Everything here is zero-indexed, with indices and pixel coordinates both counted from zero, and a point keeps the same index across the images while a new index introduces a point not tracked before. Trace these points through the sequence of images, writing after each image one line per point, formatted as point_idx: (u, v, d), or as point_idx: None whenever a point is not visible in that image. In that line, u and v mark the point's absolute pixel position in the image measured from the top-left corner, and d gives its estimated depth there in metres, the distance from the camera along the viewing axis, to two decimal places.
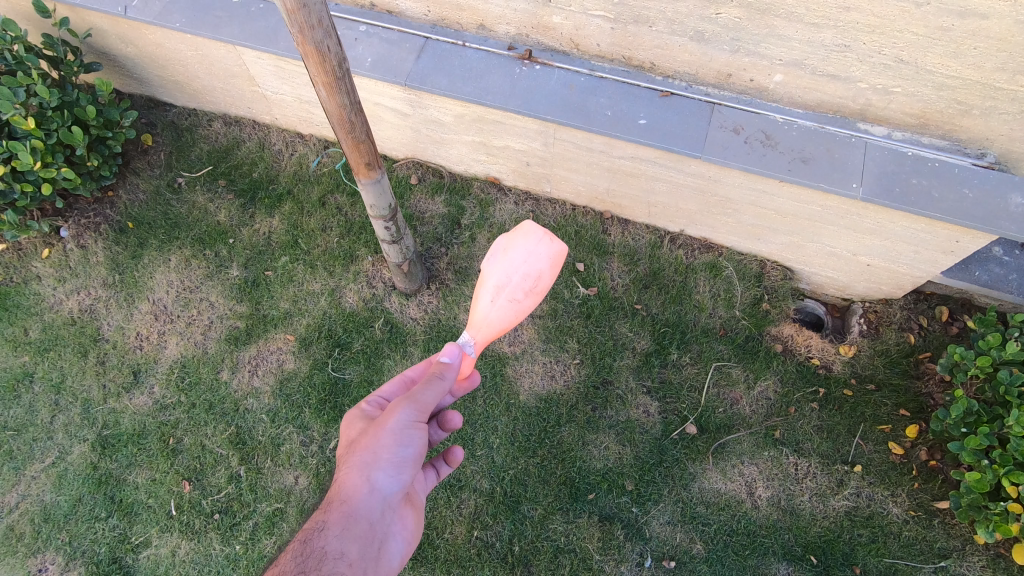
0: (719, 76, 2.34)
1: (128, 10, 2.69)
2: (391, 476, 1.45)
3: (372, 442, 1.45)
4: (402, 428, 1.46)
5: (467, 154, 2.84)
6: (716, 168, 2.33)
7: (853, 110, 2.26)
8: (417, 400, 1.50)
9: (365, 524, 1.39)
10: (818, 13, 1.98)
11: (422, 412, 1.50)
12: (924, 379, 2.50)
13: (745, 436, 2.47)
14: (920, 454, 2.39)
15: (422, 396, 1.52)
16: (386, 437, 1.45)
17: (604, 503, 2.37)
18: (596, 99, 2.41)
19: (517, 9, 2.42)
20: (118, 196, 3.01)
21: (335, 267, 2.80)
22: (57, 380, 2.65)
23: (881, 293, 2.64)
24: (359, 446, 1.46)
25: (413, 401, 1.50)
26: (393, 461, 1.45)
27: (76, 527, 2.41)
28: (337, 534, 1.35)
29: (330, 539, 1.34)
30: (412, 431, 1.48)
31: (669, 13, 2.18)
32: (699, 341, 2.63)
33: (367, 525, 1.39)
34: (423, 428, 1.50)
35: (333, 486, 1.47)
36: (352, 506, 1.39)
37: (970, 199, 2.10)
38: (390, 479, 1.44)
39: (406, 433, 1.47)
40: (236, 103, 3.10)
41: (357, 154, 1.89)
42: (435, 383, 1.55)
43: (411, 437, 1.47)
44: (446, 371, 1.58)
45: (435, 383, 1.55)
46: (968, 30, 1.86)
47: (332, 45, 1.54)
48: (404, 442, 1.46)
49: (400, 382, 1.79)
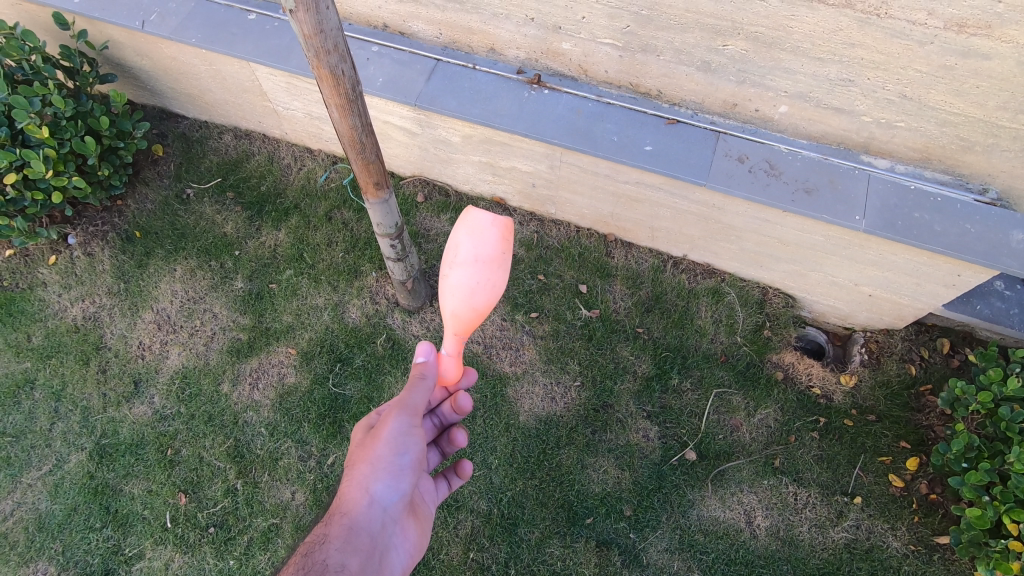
0: (725, 105, 2.38)
1: (146, 25, 2.74)
2: (389, 486, 1.47)
3: (370, 453, 1.47)
4: (398, 435, 1.50)
5: (474, 174, 2.87)
6: (720, 195, 2.35)
7: (856, 142, 2.28)
8: (408, 406, 1.55)
9: (366, 536, 1.40)
10: (823, 48, 2.02)
11: (416, 418, 1.55)
12: (925, 412, 2.50)
13: (745, 464, 2.46)
14: (921, 487, 2.37)
15: (411, 400, 1.57)
16: (382, 446, 1.49)
17: (601, 527, 2.35)
18: (603, 124, 2.45)
19: (527, 34, 2.46)
20: (126, 205, 3.04)
21: (339, 282, 2.82)
22: (58, 388, 2.65)
23: (882, 324, 2.65)
24: (358, 459, 1.49)
25: (404, 407, 1.54)
26: (390, 469, 1.48)
27: (70, 537, 2.39)
28: (339, 547, 1.36)
29: (332, 551, 1.34)
30: (408, 438, 1.52)
31: (677, 43, 2.22)
32: (700, 366, 2.63)
33: (368, 536, 1.41)
34: (418, 435, 1.54)
35: (334, 501, 1.49)
36: (352, 518, 1.41)
37: (972, 234, 2.12)
38: (389, 490, 1.47)
39: (403, 440, 1.51)
40: (246, 117, 3.14)
41: (366, 174, 1.91)
42: (419, 385, 1.60)
43: (408, 444, 1.51)
44: (425, 370, 1.63)
45: (420, 384, 1.60)
46: (971, 70, 1.89)
47: (347, 70, 1.57)
48: (401, 449, 1.50)
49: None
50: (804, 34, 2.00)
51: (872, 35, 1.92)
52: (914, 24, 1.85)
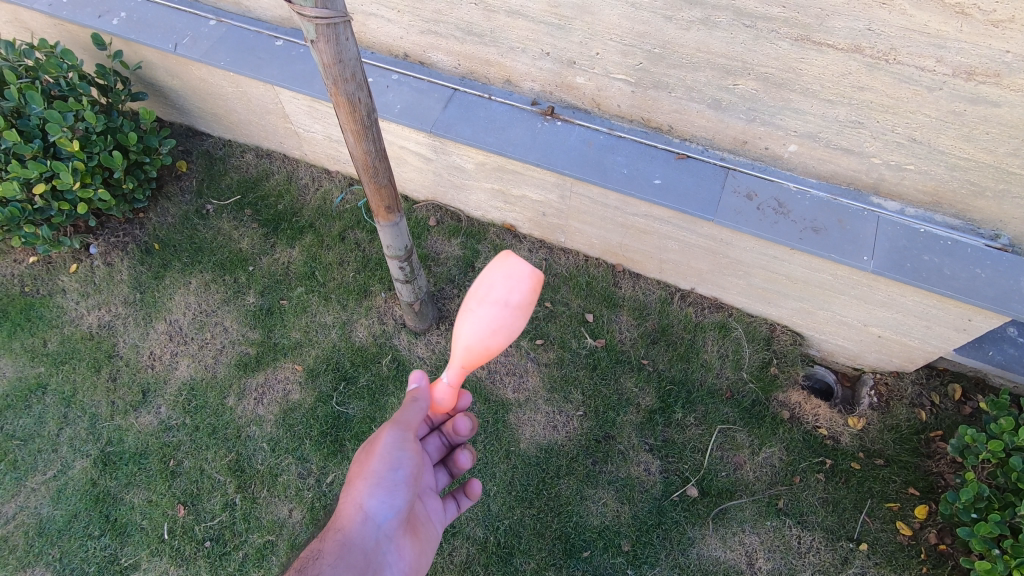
0: (735, 142, 2.40)
1: (178, 48, 2.87)
2: (384, 501, 1.51)
3: (362, 468, 1.52)
4: (391, 450, 1.55)
5: (485, 201, 2.92)
6: (728, 231, 2.37)
7: (866, 183, 2.29)
8: (403, 421, 1.58)
9: (360, 553, 1.41)
10: (833, 91, 2.05)
11: (408, 432, 1.58)
12: (935, 458, 2.44)
13: (747, 503, 2.42)
14: (930, 537, 2.30)
15: (407, 415, 1.59)
16: (375, 461, 1.53)
17: (598, 562, 2.31)
18: (613, 157, 2.49)
19: (543, 68, 2.52)
20: (148, 217, 3.13)
21: (348, 301, 2.85)
22: (69, 393, 2.70)
23: (892, 366, 2.61)
24: (352, 476, 1.54)
25: (397, 425, 1.59)
26: (382, 486, 1.51)
27: (68, 544, 2.41)
28: (332, 562, 1.36)
29: (325, 565, 1.34)
30: (400, 453, 1.56)
31: (688, 81, 2.27)
32: (704, 401, 2.60)
33: (362, 553, 1.41)
34: (410, 449, 1.58)
35: (330, 520, 1.51)
36: (346, 535, 1.43)
37: (982, 279, 2.10)
38: (382, 506, 1.50)
39: (396, 455, 1.55)
40: (269, 137, 3.24)
41: (378, 197, 1.96)
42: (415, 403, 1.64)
43: (402, 459, 1.56)
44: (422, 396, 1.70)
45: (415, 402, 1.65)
46: (980, 116, 1.90)
47: (363, 98, 1.63)
48: (393, 464, 1.54)
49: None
50: (813, 76, 2.04)
51: (881, 79, 1.95)
52: (922, 70, 1.87)
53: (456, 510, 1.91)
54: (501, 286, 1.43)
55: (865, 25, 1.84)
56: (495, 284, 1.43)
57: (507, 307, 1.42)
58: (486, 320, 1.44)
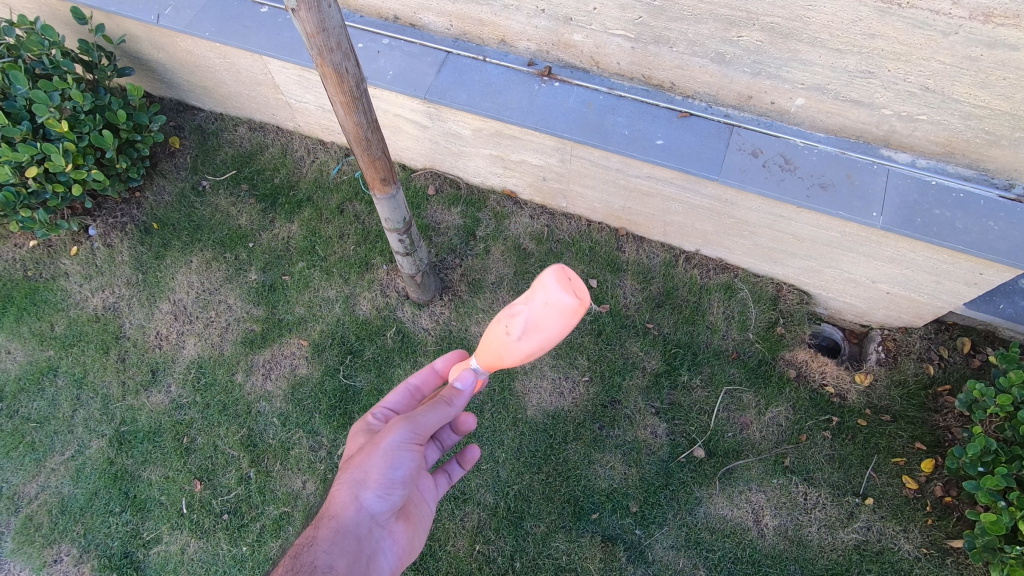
0: (740, 97, 2.33)
1: (161, 19, 2.77)
2: (379, 497, 1.49)
3: (364, 462, 1.48)
4: (395, 449, 1.50)
5: (485, 167, 2.85)
6: (733, 190, 2.31)
7: (876, 136, 2.22)
8: (413, 419, 1.53)
9: (352, 540, 1.45)
10: (842, 39, 1.95)
11: (417, 433, 1.53)
12: (943, 413, 2.44)
13: (754, 463, 2.44)
14: (936, 490, 2.32)
15: (417, 414, 1.55)
16: (378, 458, 1.48)
17: (607, 523, 2.35)
18: (614, 118, 2.41)
19: (538, 26, 2.43)
20: (144, 196, 3.10)
21: (350, 275, 2.84)
22: (80, 375, 2.73)
23: (901, 322, 2.58)
24: (351, 464, 1.51)
25: (410, 422, 1.52)
26: (383, 482, 1.49)
27: (91, 520, 2.47)
28: (326, 549, 1.41)
29: (320, 553, 1.40)
30: (405, 453, 1.51)
31: (690, 34, 2.17)
32: (711, 363, 2.60)
33: (354, 540, 1.46)
34: (416, 452, 1.52)
35: (325, 500, 1.52)
36: (340, 521, 1.46)
37: (994, 232, 2.05)
38: (378, 500, 1.49)
39: (400, 454, 1.50)
40: (261, 109, 3.17)
41: (372, 170, 1.91)
42: (439, 407, 1.57)
43: (404, 461, 1.50)
44: (454, 397, 1.58)
45: (437, 406, 1.56)
46: (997, 61, 1.81)
47: (351, 67, 1.57)
48: (396, 463, 1.50)
49: (406, 391, 1.89)
50: (821, 24, 1.94)
51: (893, 26, 1.85)
52: (937, 13, 1.77)
53: (448, 482, 1.96)
54: (530, 306, 1.37)
55: None
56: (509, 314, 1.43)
57: (519, 328, 1.40)
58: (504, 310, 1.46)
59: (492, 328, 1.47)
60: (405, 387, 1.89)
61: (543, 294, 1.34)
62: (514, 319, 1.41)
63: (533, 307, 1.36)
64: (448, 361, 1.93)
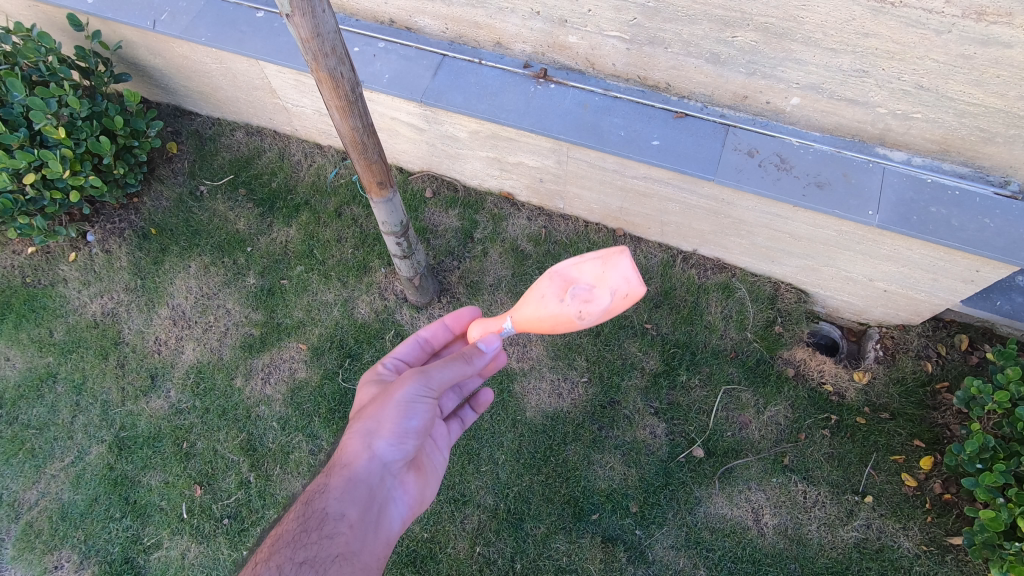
0: (735, 97, 2.33)
1: (157, 24, 2.78)
2: (392, 447, 1.51)
3: (376, 412, 1.51)
4: (407, 402, 1.51)
5: (481, 169, 2.86)
6: (729, 190, 2.31)
7: (871, 134, 2.23)
8: (428, 371, 1.53)
9: (365, 488, 1.49)
10: (836, 39, 1.96)
11: (432, 386, 1.53)
12: (941, 410, 2.45)
13: (753, 462, 2.44)
14: (935, 487, 2.32)
15: (434, 368, 1.55)
16: (390, 409, 1.51)
17: (607, 523, 2.36)
18: (610, 119, 2.42)
19: (534, 28, 2.43)
20: (142, 202, 3.10)
21: (348, 278, 2.84)
22: (79, 381, 2.73)
23: (898, 319, 2.59)
24: (364, 415, 1.54)
25: (423, 375, 1.52)
26: (396, 432, 1.51)
27: (92, 526, 2.47)
28: (338, 496, 1.46)
29: (332, 501, 1.45)
30: (418, 405, 1.52)
31: (685, 35, 2.18)
32: (709, 362, 2.61)
33: (366, 489, 1.49)
34: (429, 404, 1.53)
35: (338, 448, 1.56)
36: (353, 470, 1.49)
37: (991, 230, 2.06)
38: (391, 450, 1.51)
39: (413, 406, 1.51)
40: (257, 114, 3.17)
41: (369, 174, 1.92)
42: (454, 363, 1.56)
43: (418, 411, 1.52)
44: (473, 356, 1.57)
45: (453, 362, 1.56)
46: (990, 59, 1.82)
47: (346, 72, 1.57)
48: (409, 414, 1.51)
49: (416, 343, 1.93)
50: (816, 24, 1.95)
51: (886, 25, 1.86)
52: (930, 12, 1.78)
53: (461, 427, 1.98)
54: (604, 286, 1.53)
55: None
56: (580, 300, 1.55)
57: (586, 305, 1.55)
58: (565, 291, 1.57)
59: (556, 308, 1.57)
60: (415, 339, 1.92)
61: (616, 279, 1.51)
62: (589, 302, 1.54)
63: (605, 289, 1.52)
64: (457, 318, 1.97)
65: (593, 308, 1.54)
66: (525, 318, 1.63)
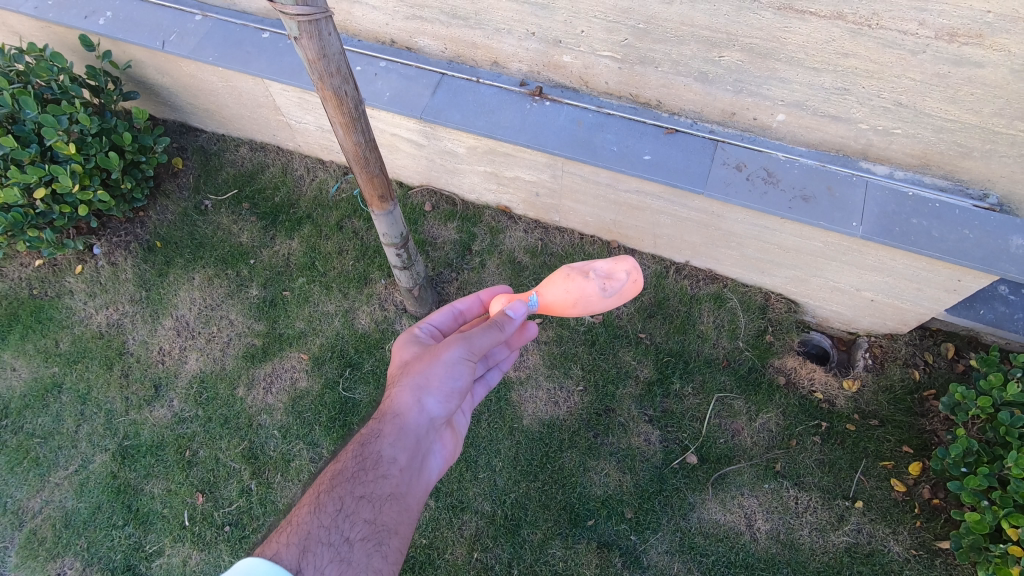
0: (724, 114, 2.42)
1: (166, 45, 2.88)
2: (438, 402, 1.54)
3: (426, 368, 1.53)
4: (455, 362, 1.54)
5: (479, 184, 2.94)
6: (718, 203, 2.39)
7: (854, 149, 2.31)
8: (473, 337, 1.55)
9: (413, 439, 1.51)
10: (817, 58, 2.05)
11: (476, 351, 1.56)
12: (929, 416, 2.50)
13: (746, 468, 2.49)
14: (924, 492, 2.37)
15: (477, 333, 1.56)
16: (439, 367, 1.54)
17: (603, 529, 2.39)
18: (603, 135, 2.51)
19: (529, 48, 2.53)
20: (148, 216, 3.17)
21: (349, 289, 2.91)
22: (84, 391, 2.78)
23: (886, 328, 2.65)
24: (412, 369, 1.55)
25: (469, 340, 1.54)
26: (442, 389, 1.54)
27: (94, 534, 2.51)
28: (390, 443, 1.47)
29: (385, 447, 1.46)
30: (463, 366, 1.55)
31: (674, 55, 2.27)
32: (701, 371, 2.66)
33: (415, 439, 1.51)
34: (473, 366, 1.57)
35: (386, 397, 1.57)
36: (403, 420, 1.50)
37: (970, 240, 2.13)
38: (436, 405, 1.54)
39: (458, 367, 1.55)
40: (262, 130, 3.26)
41: (371, 187, 1.99)
42: (492, 328, 1.58)
43: (462, 371, 1.56)
44: (504, 322, 1.60)
45: (490, 329, 1.57)
46: (964, 77, 1.91)
47: (350, 90, 1.65)
48: (455, 374, 1.55)
49: (450, 312, 1.92)
50: (798, 44, 2.04)
51: (864, 45, 1.95)
52: (905, 34, 1.87)
53: (485, 391, 1.99)
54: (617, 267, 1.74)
55: None
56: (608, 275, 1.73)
57: (604, 281, 1.72)
58: (586, 272, 1.74)
59: (579, 285, 1.72)
60: (450, 308, 1.91)
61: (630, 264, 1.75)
62: (611, 281, 1.72)
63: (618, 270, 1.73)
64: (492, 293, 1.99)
65: (609, 285, 1.72)
66: (554, 297, 1.75)
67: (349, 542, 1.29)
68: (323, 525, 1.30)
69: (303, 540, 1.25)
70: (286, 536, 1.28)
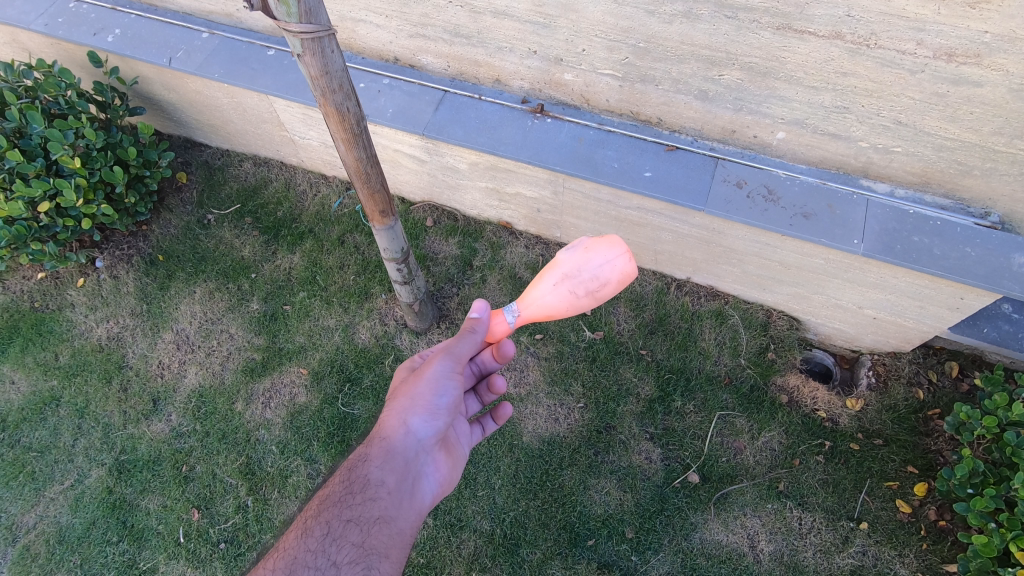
0: (724, 131, 2.43)
1: (173, 62, 2.92)
2: (425, 422, 1.55)
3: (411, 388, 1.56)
4: (439, 377, 1.58)
5: (481, 199, 2.96)
6: (719, 220, 2.39)
7: (855, 167, 2.32)
8: (453, 352, 1.62)
9: (402, 461, 1.49)
10: (816, 77, 2.07)
11: (458, 364, 1.62)
12: (934, 436, 2.47)
13: (748, 487, 2.45)
14: (930, 513, 2.33)
15: (456, 346, 1.64)
16: (424, 385, 1.57)
17: (603, 549, 2.36)
18: (603, 151, 2.52)
19: (531, 66, 2.56)
20: (151, 229, 3.19)
21: (350, 304, 2.91)
22: (82, 405, 2.77)
23: (889, 346, 2.64)
24: (399, 393, 1.59)
25: (450, 353, 1.61)
26: (429, 408, 1.55)
27: (88, 550, 2.48)
28: (379, 465, 1.46)
29: (373, 469, 1.45)
30: (448, 382, 1.59)
31: (674, 73, 2.29)
32: (703, 388, 2.64)
33: (404, 461, 1.49)
34: (458, 381, 1.61)
35: (376, 425, 1.58)
36: (390, 442, 1.50)
37: (972, 258, 2.12)
38: (424, 425, 1.54)
39: (443, 382, 1.58)
40: (266, 145, 3.29)
41: (372, 202, 2.00)
42: (468, 337, 1.66)
43: (448, 387, 1.59)
44: (475, 325, 1.66)
45: (466, 335, 1.66)
46: (962, 96, 1.92)
47: (352, 107, 1.67)
48: (441, 391, 1.58)
49: None
50: (797, 64, 2.06)
51: (863, 64, 1.96)
52: (904, 53, 1.88)
53: (481, 435, 2.04)
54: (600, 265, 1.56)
55: (845, 11, 1.86)
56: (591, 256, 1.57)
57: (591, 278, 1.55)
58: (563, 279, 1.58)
59: (554, 292, 1.60)
60: None
61: (612, 257, 1.56)
62: (592, 280, 1.55)
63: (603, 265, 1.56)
64: None
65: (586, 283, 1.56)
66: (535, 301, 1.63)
67: (337, 565, 1.24)
68: (310, 550, 1.27)
69: (290, 564, 1.23)
70: (273, 562, 1.27)
